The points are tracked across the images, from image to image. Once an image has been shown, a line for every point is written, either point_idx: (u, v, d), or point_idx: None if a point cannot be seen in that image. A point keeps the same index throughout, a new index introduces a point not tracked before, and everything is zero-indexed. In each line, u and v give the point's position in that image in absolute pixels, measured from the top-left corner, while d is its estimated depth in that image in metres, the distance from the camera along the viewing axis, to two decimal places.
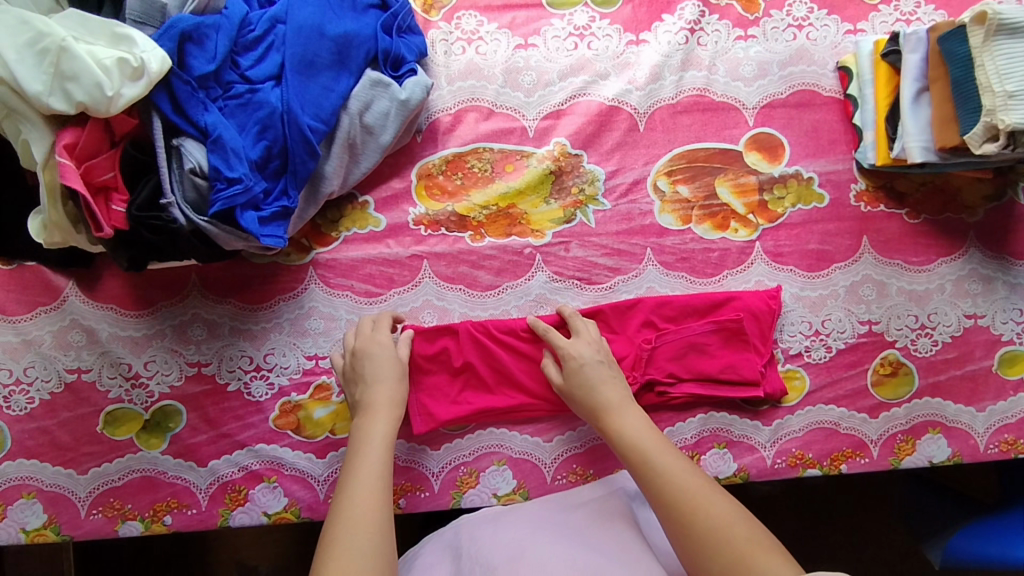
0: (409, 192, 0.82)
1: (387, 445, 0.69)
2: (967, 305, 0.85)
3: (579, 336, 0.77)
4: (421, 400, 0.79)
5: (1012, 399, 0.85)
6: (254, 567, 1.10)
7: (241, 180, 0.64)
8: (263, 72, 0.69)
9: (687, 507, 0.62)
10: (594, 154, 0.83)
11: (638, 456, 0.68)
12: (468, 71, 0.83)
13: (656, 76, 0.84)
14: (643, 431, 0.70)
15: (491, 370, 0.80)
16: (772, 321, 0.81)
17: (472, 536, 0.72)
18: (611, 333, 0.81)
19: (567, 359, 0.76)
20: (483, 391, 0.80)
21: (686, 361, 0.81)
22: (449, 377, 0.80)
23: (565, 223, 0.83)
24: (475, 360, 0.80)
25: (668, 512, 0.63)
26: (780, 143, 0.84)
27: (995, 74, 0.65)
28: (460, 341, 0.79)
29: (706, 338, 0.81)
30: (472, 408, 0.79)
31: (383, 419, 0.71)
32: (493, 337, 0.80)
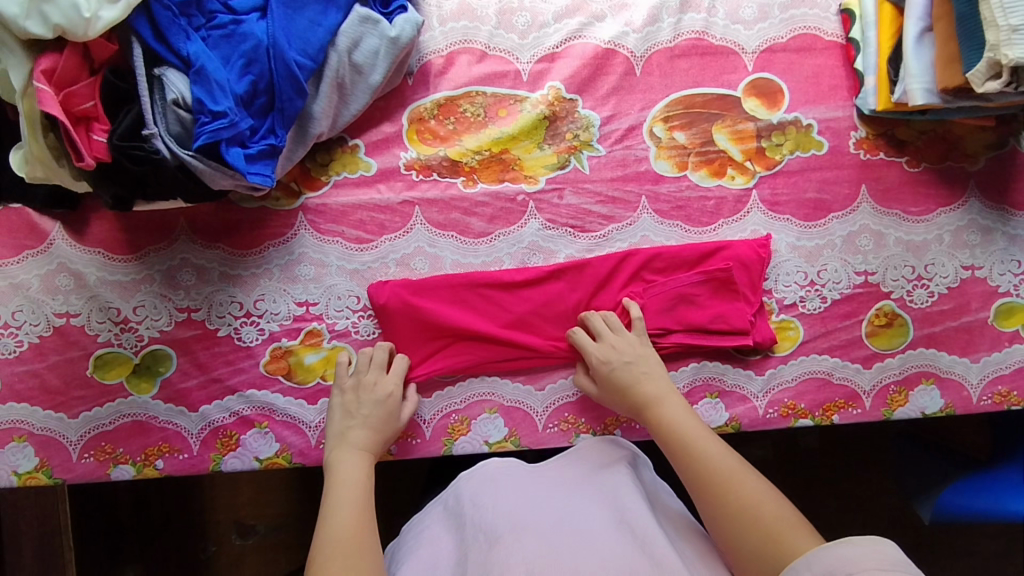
0: (400, 136, 0.80)
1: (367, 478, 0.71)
2: (965, 256, 0.84)
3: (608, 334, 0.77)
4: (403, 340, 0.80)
5: (1007, 351, 0.85)
6: (251, 526, 1.18)
7: (226, 114, 0.63)
8: (248, 3, 0.67)
9: (719, 486, 0.64)
10: (589, 98, 0.81)
11: (682, 446, 0.68)
12: (461, 12, 0.81)
13: (653, 19, 0.82)
14: (690, 423, 0.70)
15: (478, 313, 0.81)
16: (761, 270, 0.81)
17: (474, 500, 0.72)
18: (603, 281, 0.81)
19: (597, 367, 0.76)
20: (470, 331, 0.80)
21: (677, 311, 0.80)
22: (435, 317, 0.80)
23: (559, 169, 0.81)
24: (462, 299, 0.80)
25: (701, 491, 0.65)
26: (780, 88, 0.82)
27: (998, 7, 0.62)
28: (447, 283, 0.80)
29: (695, 289, 0.80)
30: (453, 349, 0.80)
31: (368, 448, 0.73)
32: (484, 284, 0.80)
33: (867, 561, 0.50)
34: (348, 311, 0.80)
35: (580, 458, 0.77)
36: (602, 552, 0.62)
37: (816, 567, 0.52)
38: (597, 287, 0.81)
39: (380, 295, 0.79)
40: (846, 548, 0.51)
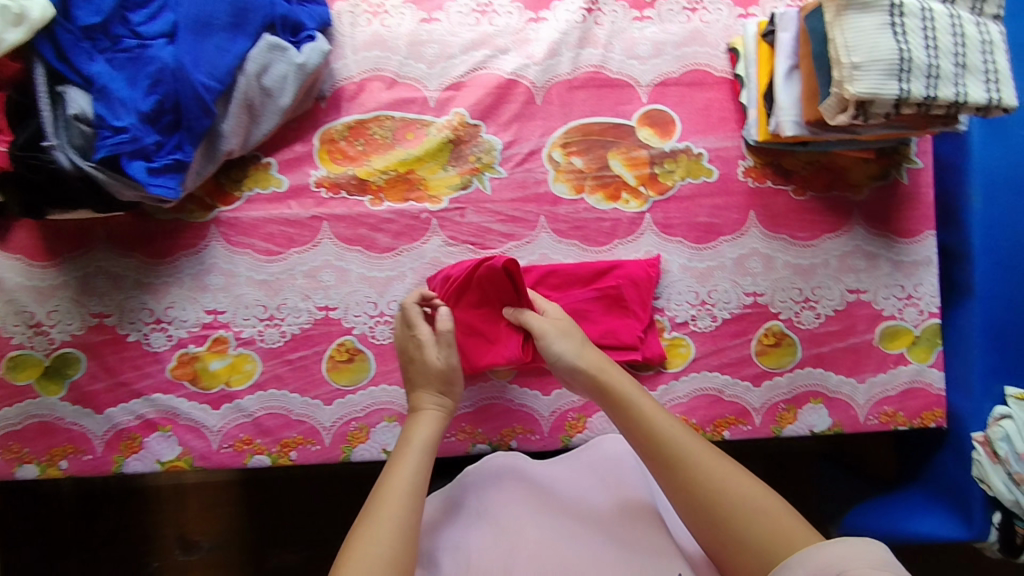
0: (311, 155, 0.85)
1: (426, 450, 0.67)
2: (851, 280, 0.88)
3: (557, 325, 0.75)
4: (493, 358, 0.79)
5: (893, 372, 0.88)
6: (196, 542, 1.18)
7: (127, 129, 0.69)
8: (155, 29, 0.72)
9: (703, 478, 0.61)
10: (492, 124, 0.87)
11: (670, 455, 0.63)
12: (373, 42, 0.86)
13: (553, 52, 0.87)
14: (674, 430, 0.64)
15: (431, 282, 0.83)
16: (650, 288, 0.85)
17: (478, 493, 0.74)
18: None
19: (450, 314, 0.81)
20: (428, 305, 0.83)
21: None
22: (482, 328, 0.79)
23: (462, 190, 0.86)
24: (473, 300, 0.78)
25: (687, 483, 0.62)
26: (672, 119, 0.88)
27: (843, 47, 0.67)
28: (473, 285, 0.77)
29: (588, 305, 0.84)
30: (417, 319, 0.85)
31: (427, 429, 0.69)
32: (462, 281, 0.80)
33: (859, 560, 0.50)
34: (254, 320, 0.84)
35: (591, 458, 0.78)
36: (610, 552, 0.64)
37: (810, 566, 0.52)
38: None
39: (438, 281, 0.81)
40: (841, 548, 0.52)
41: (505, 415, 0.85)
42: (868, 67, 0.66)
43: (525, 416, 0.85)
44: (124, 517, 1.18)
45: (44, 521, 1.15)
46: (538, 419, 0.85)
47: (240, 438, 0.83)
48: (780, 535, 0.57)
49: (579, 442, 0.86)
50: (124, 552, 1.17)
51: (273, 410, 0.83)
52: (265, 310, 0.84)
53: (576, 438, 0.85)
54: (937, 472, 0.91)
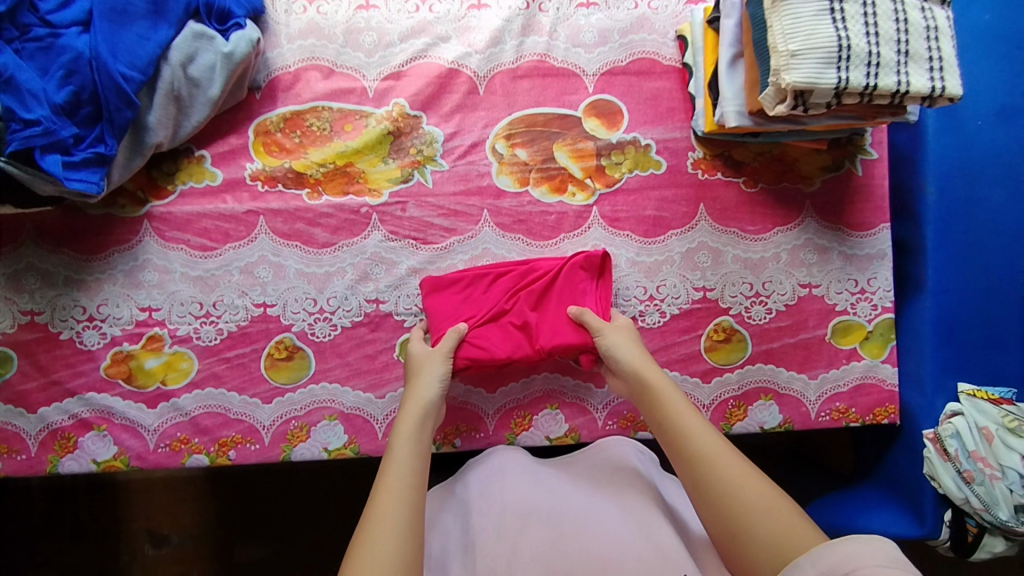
0: (246, 148, 0.83)
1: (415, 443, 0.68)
2: (802, 274, 0.86)
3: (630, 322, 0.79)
4: (579, 333, 0.79)
5: (845, 368, 0.86)
6: (165, 536, 1.17)
7: (40, 122, 0.66)
8: (69, 17, 0.70)
9: (709, 474, 0.62)
10: (433, 115, 0.84)
11: (698, 471, 0.63)
12: (308, 30, 0.83)
13: (496, 40, 0.85)
14: (718, 461, 0.62)
15: (444, 281, 0.80)
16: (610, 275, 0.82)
17: (480, 488, 0.73)
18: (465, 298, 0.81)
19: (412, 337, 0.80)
20: (451, 299, 0.81)
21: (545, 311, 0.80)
22: (558, 307, 0.80)
23: (401, 183, 0.84)
24: (548, 287, 0.81)
25: (693, 477, 0.63)
26: (619, 110, 0.85)
27: (780, 34, 0.65)
28: (563, 273, 0.80)
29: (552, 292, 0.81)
30: (429, 318, 0.81)
31: (411, 418, 0.70)
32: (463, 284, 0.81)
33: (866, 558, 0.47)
34: (190, 317, 0.82)
35: (588, 459, 0.79)
36: (620, 536, 0.64)
37: (819, 566, 0.49)
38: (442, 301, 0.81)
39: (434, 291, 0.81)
40: (850, 546, 0.48)
41: (448, 413, 0.83)
42: (805, 55, 0.64)
43: (469, 414, 0.83)
44: (94, 511, 1.17)
45: (18, 515, 1.15)
46: (483, 417, 0.83)
47: (177, 437, 0.81)
48: (785, 540, 0.55)
49: (526, 441, 0.83)
50: (94, 547, 1.16)
51: (211, 408, 0.82)
52: (202, 307, 0.82)
53: (522, 437, 0.83)
54: (892, 471, 0.89)
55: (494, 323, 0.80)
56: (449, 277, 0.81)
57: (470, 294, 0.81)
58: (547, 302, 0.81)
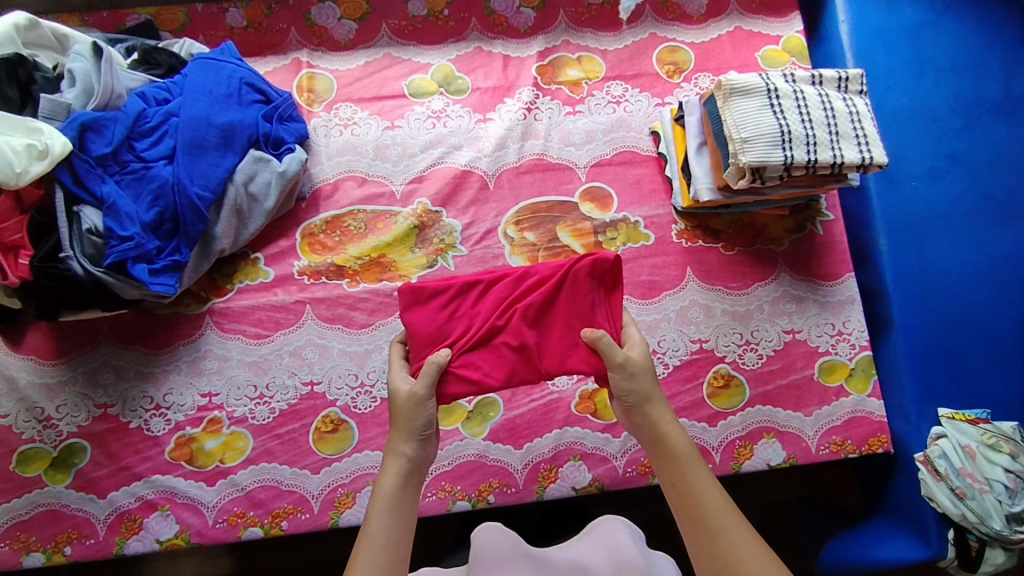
0: (294, 249, 0.97)
1: (395, 510, 0.66)
2: (785, 321, 0.98)
3: (642, 345, 0.74)
4: (587, 355, 0.74)
5: (836, 403, 0.95)
6: None
7: (132, 238, 0.80)
8: (157, 153, 0.85)
9: (716, 536, 0.63)
10: (452, 210, 0.99)
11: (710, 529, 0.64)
12: (344, 149, 1.00)
13: (501, 145, 1.01)
14: (746, 545, 0.62)
15: (427, 292, 0.74)
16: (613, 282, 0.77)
17: None
18: (451, 317, 0.75)
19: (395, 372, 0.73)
20: (435, 316, 0.74)
21: (544, 329, 0.75)
22: (557, 326, 0.75)
23: (428, 268, 0.97)
24: (547, 299, 0.75)
25: (698, 538, 0.64)
26: (609, 194, 1.00)
27: (733, 125, 0.81)
28: (565, 282, 0.75)
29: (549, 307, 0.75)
30: (410, 338, 0.74)
31: (390, 481, 0.67)
32: (449, 301, 0.75)
33: None
34: (246, 399, 0.92)
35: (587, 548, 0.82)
36: None
37: None
38: (426, 323, 0.74)
39: (415, 310, 0.74)
40: None
41: (480, 471, 0.91)
42: (755, 140, 0.79)
43: (500, 470, 0.91)
44: None
45: None
46: (512, 472, 0.91)
47: (233, 512, 0.88)
48: None
49: (554, 493, 0.91)
50: None
51: (266, 482, 0.89)
52: (256, 389, 0.92)
53: (550, 489, 0.91)
54: (897, 502, 0.95)
55: (486, 345, 0.74)
56: (432, 288, 0.75)
57: (458, 309, 0.75)
58: (547, 317, 0.75)
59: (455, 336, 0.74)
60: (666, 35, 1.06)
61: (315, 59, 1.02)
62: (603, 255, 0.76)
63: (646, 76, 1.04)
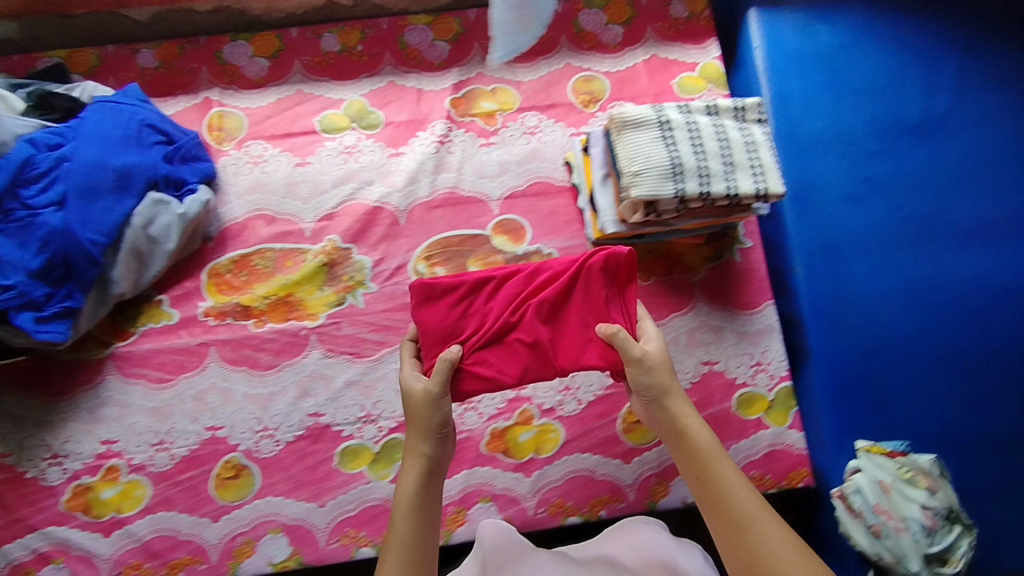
0: (199, 289, 0.95)
1: (412, 511, 0.70)
2: (701, 353, 0.95)
3: (660, 346, 0.77)
4: (604, 350, 0.76)
5: (755, 437, 0.92)
6: None
7: (15, 287, 0.79)
8: (46, 199, 0.84)
9: (741, 526, 0.67)
10: (362, 246, 0.98)
11: (734, 519, 0.68)
12: (254, 187, 0.99)
13: (412, 180, 1.00)
14: (770, 532, 0.66)
15: (440, 290, 0.76)
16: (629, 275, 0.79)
17: None
18: (460, 314, 0.77)
19: (409, 372, 0.76)
20: (448, 313, 0.77)
21: (563, 327, 0.78)
22: (569, 324, 0.78)
23: (336, 306, 0.95)
24: (558, 295, 0.77)
25: (725, 528, 0.68)
26: (522, 226, 0.99)
27: (624, 158, 0.79)
28: (578, 276, 0.78)
29: (574, 305, 0.78)
30: (422, 336, 0.77)
31: (407, 482, 0.72)
32: (464, 298, 0.77)
33: None
34: (146, 446, 0.90)
35: None
36: None
37: None
38: (440, 322, 0.77)
39: (429, 307, 0.77)
40: None
41: (386, 515, 0.89)
42: (645, 173, 0.77)
43: None
44: None
45: None
46: None
47: (129, 563, 0.86)
48: None
49: (461, 536, 0.89)
50: None
51: (164, 531, 0.87)
52: (158, 434, 0.90)
53: (457, 532, 0.89)
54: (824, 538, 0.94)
55: (500, 342, 0.77)
56: (445, 285, 0.77)
57: (471, 306, 0.77)
58: (561, 313, 0.78)
59: (471, 334, 0.77)
60: (582, 65, 1.04)
61: (226, 98, 1.02)
62: (616, 251, 0.78)
63: (561, 106, 1.03)
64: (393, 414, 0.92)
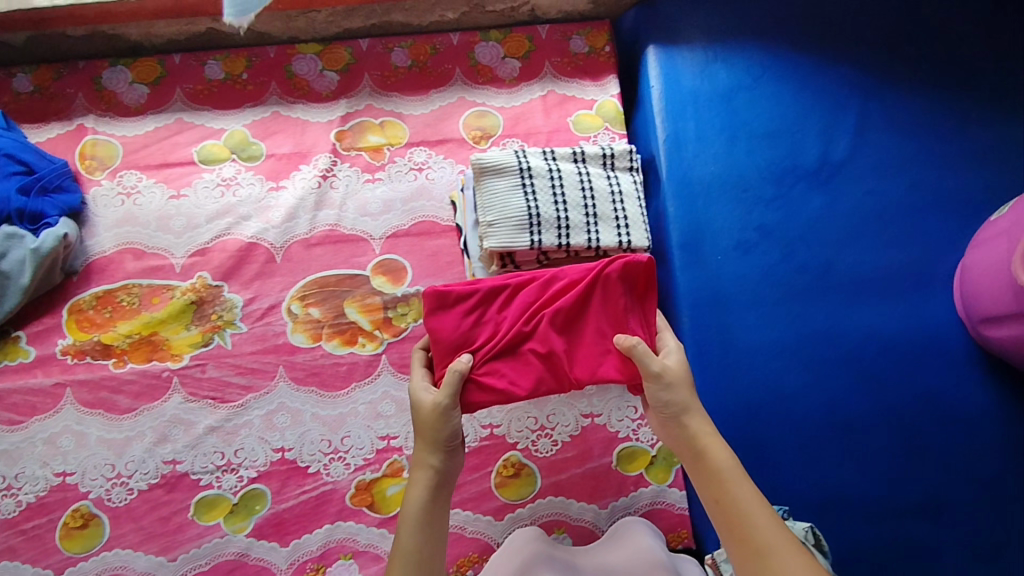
0: (60, 326, 0.91)
1: (420, 529, 0.66)
2: (583, 405, 0.91)
3: (680, 364, 0.71)
4: (620, 363, 0.72)
5: (633, 494, 0.89)
6: None
7: None
8: None
9: (759, 555, 0.60)
10: (234, 284, 0.94)
11: (756, 547, 0.60)
12: (125, 220, 0.95)
13: (290, 216, 0.96)
14: (795, 563, 0.58)
15: (452, 298, 0.71)
16: (648, 284, 0.74)
17: None
18: (474, 321, 0.72)
19: (417, 383, 0.72)
20: (460, 323, 0.72)
21: (573, 338, 0.73)
22: (588, 334, 0.73)
23: (202, 347, 0.91)
24: (579, 305, 0.72)
25: (742, 558, 0.61)
26: (403, 267, 0.95)
27: (481, 206, 0.76)
28: (597, 283, 0.72)
29: (578, 316, 0.73)
30: (433, 344, 0.72)
31: (415, 497, 0.67)
32: (463, 305, 0.72)
33: None
34: None
35: None
36: None
37: None
38: (443, 330, 0.71)
39: (444, 313, 0.71)
40: None
41: (241, 571, 0.84)
42: (499, 224, 0.74)
43: (262, 570, 0.85)
44: None
45: None
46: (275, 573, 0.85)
47: None
48: None
49: None
50: None
51: None
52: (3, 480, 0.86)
53: None
54: None
55: (512, 353, 0.72)
56: (458, 292, 0.72)
57: (483, 315, 0.72)
58: (579, 321, 0.73)
59: (468, 344, 0.72)
60: (475, 99, 1.01)
61: (101, 125, 0.98)
62: (637, 258, 0.73)
63: (452, 142, 0.99)
64: (254, 463, 0.88)
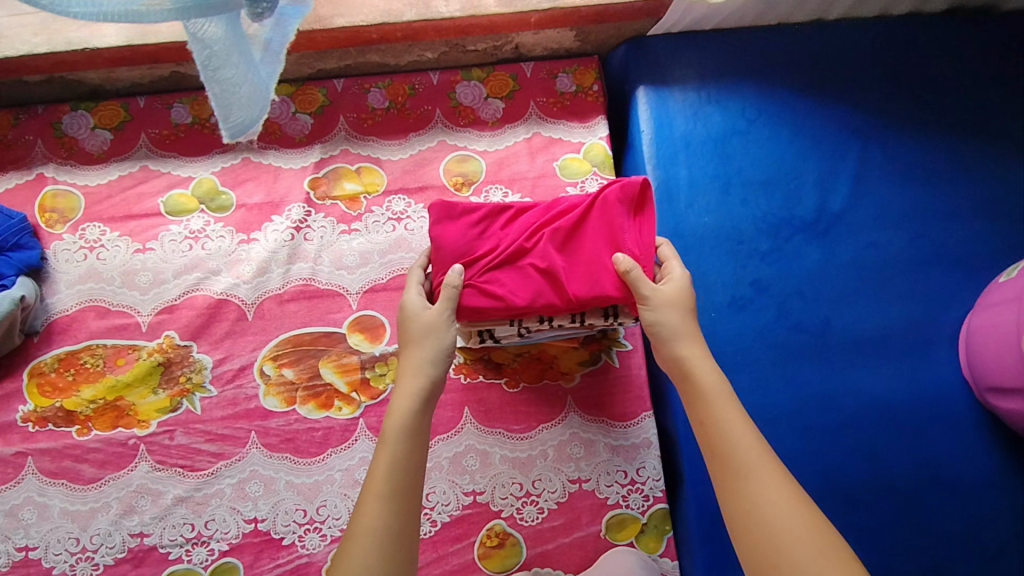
0: (21, 391, 0.87)
1: (403, 440, 0.65)
2: (571, 469, 0.87)
3: (681, 286, 0.71)
4: (624, 279, 0.70)
5: None
6: None
7: None
8: None
9: (742, 480, 0.60)
10: (203, 343, 0.89)
11: (738, 471, 0.61)
12: (87, 276, 0.90)
13: (262, 270, 0.91)
14: (775, 491, 0.59)
15: (460, 210, 0.72)
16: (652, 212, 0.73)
17: None
18: (476, 235, 0.72)
19: (408, 292, 0.73)
20: (465, 233, 0.72)
21: (573, 257, 0.71)
22: (587, 252, 0.71)
23: (170, 412, 0.87)
24: (579, 224, 0.72)
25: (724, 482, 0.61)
26: (381, 323, 0.90)
27: None
28: (598, 206, 0.72)
29: (579, 235, 0.72)
30: (435, 254, 0.71)
31: (401, 401, 0.67)
32: (466, 222, 0.73)
33: None
34: None
35: None
36: None
37: None
38: (445, 246, 0.71)
39: (444, 228, 0.72)
40: None
41: None
42: None
43: None
44: None
45: None
46: None
47: None
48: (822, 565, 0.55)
49: None
50: None
51: None
52: None
53: None
54: None
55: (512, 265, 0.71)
56: (464, 207, 0.73)
57: (488, 229, 0.72)
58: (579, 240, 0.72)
59: (468, 257, 0.71)
60: (457, 142, 0.96)
61: (62, 174, 0.93)
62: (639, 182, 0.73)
63: (432, 189, 0.94)
64: (226, 535, 0.83)
